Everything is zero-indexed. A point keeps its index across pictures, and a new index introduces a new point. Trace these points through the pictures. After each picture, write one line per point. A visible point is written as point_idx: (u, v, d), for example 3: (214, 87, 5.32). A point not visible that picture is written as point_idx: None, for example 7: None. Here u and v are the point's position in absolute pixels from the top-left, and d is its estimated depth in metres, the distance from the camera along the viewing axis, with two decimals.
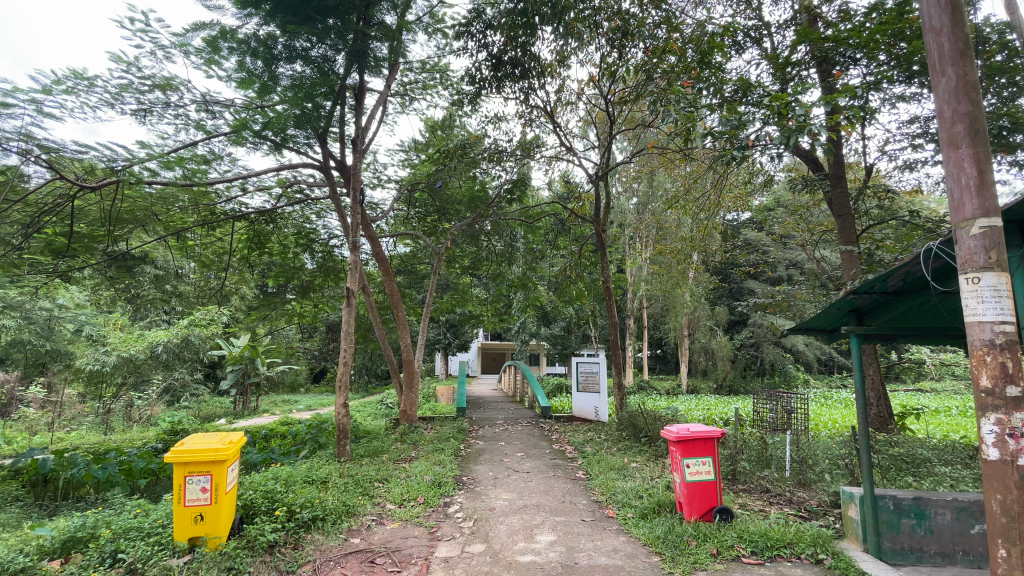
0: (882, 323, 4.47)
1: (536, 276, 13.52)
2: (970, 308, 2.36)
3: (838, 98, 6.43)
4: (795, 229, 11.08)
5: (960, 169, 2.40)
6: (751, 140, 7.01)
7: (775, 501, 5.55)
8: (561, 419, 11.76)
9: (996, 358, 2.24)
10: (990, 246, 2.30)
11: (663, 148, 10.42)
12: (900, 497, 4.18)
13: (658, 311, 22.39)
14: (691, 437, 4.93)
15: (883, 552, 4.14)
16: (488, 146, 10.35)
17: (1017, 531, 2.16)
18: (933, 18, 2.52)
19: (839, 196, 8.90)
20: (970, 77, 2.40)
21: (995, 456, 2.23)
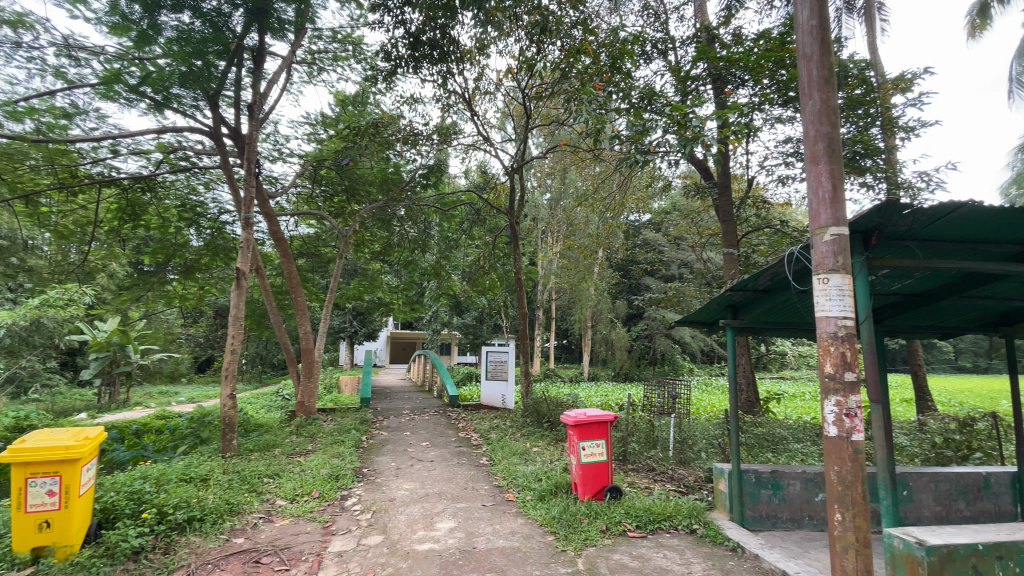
0: (752, 317, 5.05)
1: (449, 265, 13.38)
2: (820, 304, 2.71)
3: (728, 114, 7.06)
4: (688, 232, 12.09)
5: (819, 183, 2.74)
6: (653, 146, 7.52)
7: (660, 479, 6.07)
8: (468, 407, 11.82)
9: (838, 348, 2.61)
10: (838, 251, 2.67)
11: (576, 147, 10.78)
12: (760, 471, 4.74)
13: (565, 303, 23.32)
14: (587, 421, 5.21)
15: (745, 520, 4.68)
16: (403, 127, 10.02)
17: (849, 496, 2.56)
18: (806, 46, 2.84)
19: (725, 203, 9.82)
20: (831, 103, 2.74)
21: (834, 434, 2.61)
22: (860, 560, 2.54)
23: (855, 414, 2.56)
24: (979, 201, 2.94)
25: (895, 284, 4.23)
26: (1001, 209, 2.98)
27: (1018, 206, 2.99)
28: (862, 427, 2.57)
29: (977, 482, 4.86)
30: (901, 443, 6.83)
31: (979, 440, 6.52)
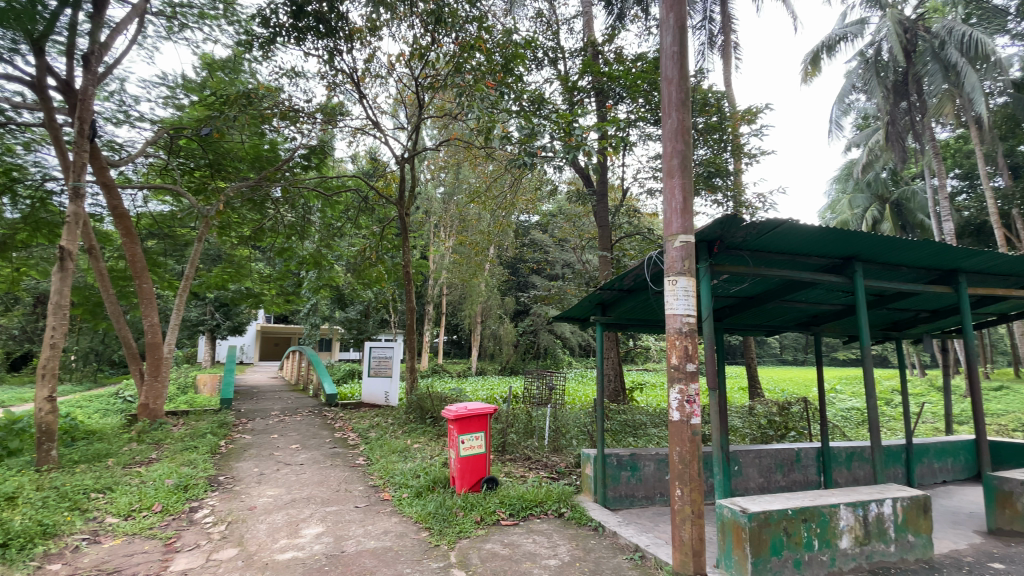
0: (619, 314, 5.50)
1: (332, 254, 12.59)
2: (669, 303, 3.03)
3: (608, 126, 7.58)
4: (571, 234, 12.79)
5: (673, 195, 3.05)
6: (540, 150, 7.82)
7: (534, 467, 6.36)
8: (347, 405, 11.26)
9: (682, 342, 2.93)
10: (685, 257, 3.01)
11: (468, 143, 10.80)
12: (621, 455, 5.18)
13: (455, 298, 23.32)
14: (467, 414, 5.26)
15: (607, 500, 5.08)
16: (282, 102, 9.19)
17: (687, 473, 2.89)
18: (669, 70, 3.14)
19: (603, 209, 10.54)
20: (685, 123, 3.07)
21: (677, 418, 2.93)
22: (695, 529, 2.89)
23: (693, 400, 2.90)
24: (796, 220, 3.49)
25: (734, 288, 4.86)
26: (811, 227, 3.57)
27: (823, 225, 3.61)
28: (699, 412, 2.93)
29: (791, 456, 5.78)
30: (736, 425, 7.93)
31: (793, 420, 7.80)
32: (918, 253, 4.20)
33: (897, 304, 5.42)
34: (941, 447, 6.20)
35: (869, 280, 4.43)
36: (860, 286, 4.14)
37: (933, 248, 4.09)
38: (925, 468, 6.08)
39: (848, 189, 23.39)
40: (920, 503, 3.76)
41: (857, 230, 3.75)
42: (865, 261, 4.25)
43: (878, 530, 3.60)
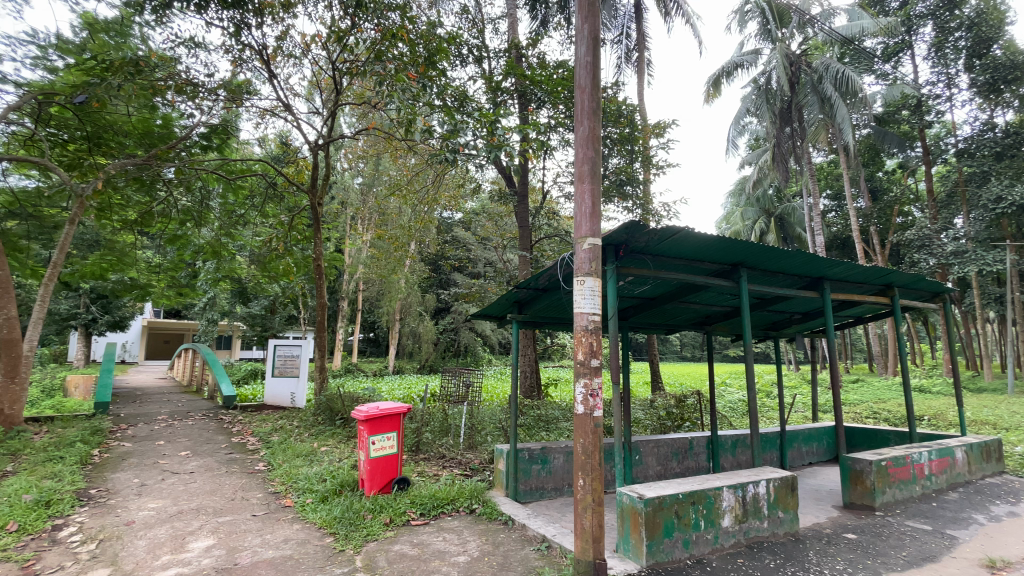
0: (534, 312, 5.64)
1: (233, 244, 11.62)
2: (576, 302, 3.16)
3: (529, 129, 7.74)
4: (492, 233, 12.90)
5: (583, 199, 3.19)
6: (462, 146, 7.79)
7: (448, 465, 6.34)
8: (247, 408, 10.46)
9: (588, 339, 3.08)
10: (593, 259, 3.15)
11: (388, 134, 10.49)
12: (533, 449, 5.33)
13: (372, 295, 22.55)
14: (379, 415, 5.09)
15: (519, 494, 5.19)
16: (178, 73, 8.34)
17: (589, 463, 3.04)
18: (581, 79, 3.27)
19: (523, 209, 10.72)
20: (595, 132, 3.22)
21: (581, 411, 3.07)
22: (595, 516, 3.05)
23: (596, 394, 3.06)
24: (691, 228, 3.80)
25: (638, 290, 5.17)
26: (704, 235, 3.91)
27: (714, 234, 3.96)
28: (601, 405, 3.09)
29: (685, 444, 6.29)
30: (639, 417, 8.47)
31: (688, 412, 8.48)
32: (792, 262, 4.75)
33: (776, 306, 6.09)
34: (809, 433, 7.07)
35: (752, 285, 4.94)
36: (745, 290, 4.60)
37: (804, 258, 4.64)
38: (795, 452, 6.90)
39: (740, 202, 25.81)
40: (789, 483, 4.25)
41: (743, 239, 4.17)
42: (748, 268, 4.73)
43: (754, 508, 4.02)
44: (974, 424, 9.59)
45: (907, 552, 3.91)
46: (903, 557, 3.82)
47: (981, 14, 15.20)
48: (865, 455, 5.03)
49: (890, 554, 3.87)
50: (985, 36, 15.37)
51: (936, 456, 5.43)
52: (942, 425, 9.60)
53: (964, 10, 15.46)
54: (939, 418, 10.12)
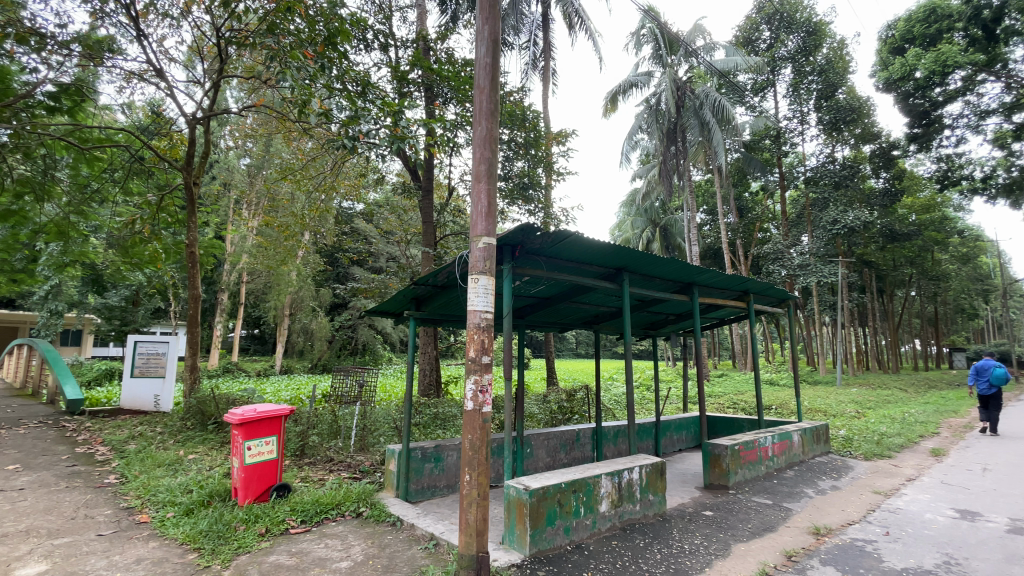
0: (433, 309, 5.58)
1: (85, 223, 9.98)
2: (470, 300, 3.19)
3: (434, 124, 7.64)
4: (394, 227, 12.54)
5: (479, 198, 3.23)
6: (362, 134, 7.48)
7: (335, 468, 6.05)
8: (98, 413, 9.08)
9: (480, 336, 3.12)
10: (487, 258, 3.20)
11: (281, 115, 9.74)
12: (425, 447, 5.29)
13: (259, 288, 20.77)
14: (257, 418, 4.71)
15: (409, 493, 5.11)
16: (20, 20, 7.00)
17: (476, 459, 3.08)
18: (481, 79, 3.31)
19: (427, 205, 10.53)
20: (492, 132, 3.28)
21: (470, 407, 3.10)
22: (479, 510, 3.11)
23: (485, 390, 3.11)
24: (581, 233, 4.02)
25: (534, 289, 5.35)
26: (592, 240, 4.16)
27: (601, 240, 4.23)
28: (490, 401, 3.15)
29: (572, 436, 6.63)
30: (533, 412, 8.77)
31: (578, 406, 8.97)
32: (668, 268, 5.23)
33: (655, 308, 6.66)
34: (679, 422, 7.84)
35: (634, 288, 5.37)
36: (627, 292, 4.98)
37: (677, 265, 5.14)
38: (668, 440, 7.62)
39: (632, 211, 27.75)
40: (659, 468, 4.68)
41: (627, 246, 4.51)
42: (630, 272, 5.12)
43: (629, 493, 4.37)
44: (809, 411, 11.30)
45: (751, 524, 4.51)
46: (748, 528, 4.39)
47: (828, 64, 17.96)
48: (723, 441, 5.69)
49: (738, 527, 4.42)
50: (830, 82, 18.13)
51: (778, 439, 6.31)
52: (786, 413, 11.19)
53: (815, 59, 18.10)
54: (784, 407, 11.76)
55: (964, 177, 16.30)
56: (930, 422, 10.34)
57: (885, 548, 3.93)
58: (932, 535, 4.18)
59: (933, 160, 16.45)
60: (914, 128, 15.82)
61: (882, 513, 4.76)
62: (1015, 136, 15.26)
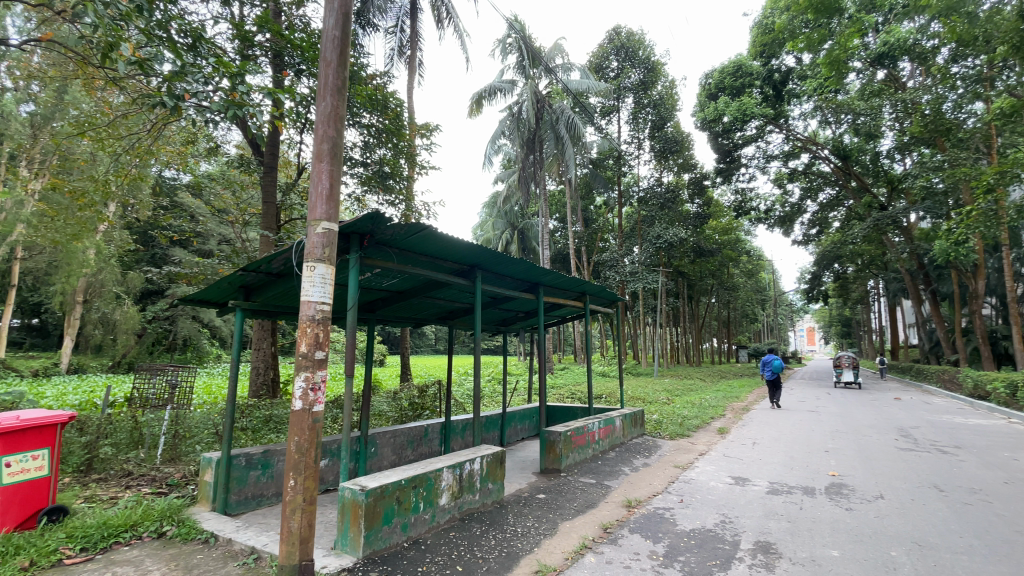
0: (266, 300, 5.11)
1: None
2: (304, 289, 2.96)
3: (281, 95, 6.89)
4: (229, 204, 11.04)
5: (319, 179, 3.01)
6: (188, 94, 6.41)
7: (134, 484, 5.13)
8: None
9: (314, 329, 2.91)
10: (325, 244, 3.01)
11: (79, 57, 7.93)
12: (251, 453, 4.78)
13: (39, 266, 16.69)
14: (21, 428, 3.76)
15: (229, 506, 4.55)
16: None
17: (302, 463, 2.88)
18: (328, 51, 3.10)
19: (270, 184, 9.48)
20: (338, 111, 3.09)
21: (299, 407, 2.87)
22: (305, 516, 2.91)
23: (318, 388, 2.92)
24: (435, 227, 3.99)
25: (385, 282, 5.18)
26: (446, 236, 4.16)
27: (455, 236, 4.27)
28: (322, 400, 2.96)
29: (420, 432, 6.58)
30: (382, 410, 8.49)
31: (428, 402, 8.94)
32: (517, 268, 5.49)
33: (505, 305, 6.95)
34: (522, 413, 8.32)
35: (487, 285, 5.53)
36: (479, 289, 5.10)
37: (525, 265, 5.43)
38: (512, 430, 8.02)
39: (492, 213, 28.58)
40: (498, 458, 4.90)
41: (480, 244, 4.62)
42: (483, 270, 5.26)
43: (468, 484, 4.49)
44: (632, 399, 12.89)
45: (577, 502, 4.98)
46: (574, 507, 4.83)
47: (662, 99, 20.67)
48: (558, 428, 6.19)
49: (565, 506, 4.85)
50: (661, 116, 20.90)
51: (603, 425, 7.08)
52: (614, 402, 12.60)
53: (652, 93, 20.66)
54: (612, 397, 13.24)
55: (752, 208, 20.18)
56: (720, 405, 12.55)
57: (680, 514, 4.66)
58: (713, 500, 5.08)
59: (733, 192, 20.00)
60: (721, 164, 19.17)
61: (680, 484, 5.64)
62: (787, 179, 19.31)
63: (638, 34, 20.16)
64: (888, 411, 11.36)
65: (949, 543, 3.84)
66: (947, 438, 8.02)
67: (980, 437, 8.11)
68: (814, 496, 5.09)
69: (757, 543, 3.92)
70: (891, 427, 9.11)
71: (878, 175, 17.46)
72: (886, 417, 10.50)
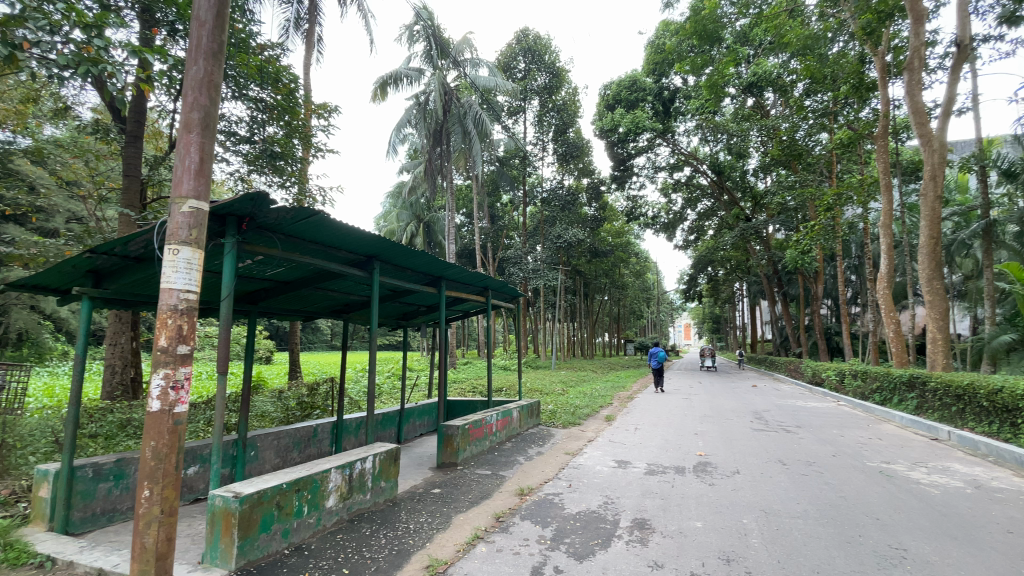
0: (122, 288, 4.47)
1: None
2: (165, 275, 2.64)
3: (150, 55, 6.02)
4: (79, 176, 9.44)
5: (187, 151, 2.70)
6: (25, 41, 5.34)
7: None
8: None
9: (175, 321, 2.61)
10: (192, 225, 2.71)
11: None
12: (101, 463, 4.17)
13: None
14: None
15: (71, 524, 3.93)
16: None
17: (160, 470, 2.56)
18: (201, 9, 2.78)
19: (134, 155, 8.27)
20: (213, 77, 2.80)
21: (156, 408, 2.56)
22: (162, 529, 2.61)
23: (180, 386, 2.63)
24: (327, 213, 3.75)
25: (269, 271, 4.79)
26: (340, 223, 3.94)
27: (351, 224, 4.05)
28: (186, 399, 2.68)
29: (308, 433, 6.20)
30: (266, 410, 7.86)
31: (319, 400, 8.45)
32: (417, 260, 5.37)
33: (405, 298, 6.80)
34: (421, 409, 8.21)
35: (385, 277, 5.34)
36: (376, 281, 4.91)
37: (427, 258, 5.33)
38: (410, 426, 7.89)
39: (396, 203, 27.74)
40: (392, 455, 4.79)
41: (379, 234, 4.45)
42: (381, 261, 5.07)
43: (359, 483, 4.33)
44: (530, 392, 13.32)
45: (471, 494, 5.04)
46: (468, 499, 4.88)
47: (565, 105, 21.62)
48: (456, 422, 6.19)
49: (460, 499, 4.88)
50: (564, 121, 21.82)
51: (500, 417, 7.24)
52: (512, 395, 12.93)
53: (556, 98, 21.47)
54: (510, 390, 13.55)
55: (643, 214, 21.82)
56: (608, 395, 13.46)
57: (568, 498, 4.92)
58: (598, 482, 5.43)
59: (626, 198, 21.46)
60: (617, 171, 20.49)
61: (569, 470, 5.95)
62: (673, 189, 21.16)
63: (544, 39, 20.72)
64: (746, 397, 12.99)
65: (788, 509, 4.49)
66: (791, 419, 9.37)
67: (814, 417, 9.58)
68: (684, 474, 5.66)
69: (635, 520, 4.27)
70: (749, 410, 10.43)
71: (745, 190, 19.83)
72: (745, 402, 11.99)
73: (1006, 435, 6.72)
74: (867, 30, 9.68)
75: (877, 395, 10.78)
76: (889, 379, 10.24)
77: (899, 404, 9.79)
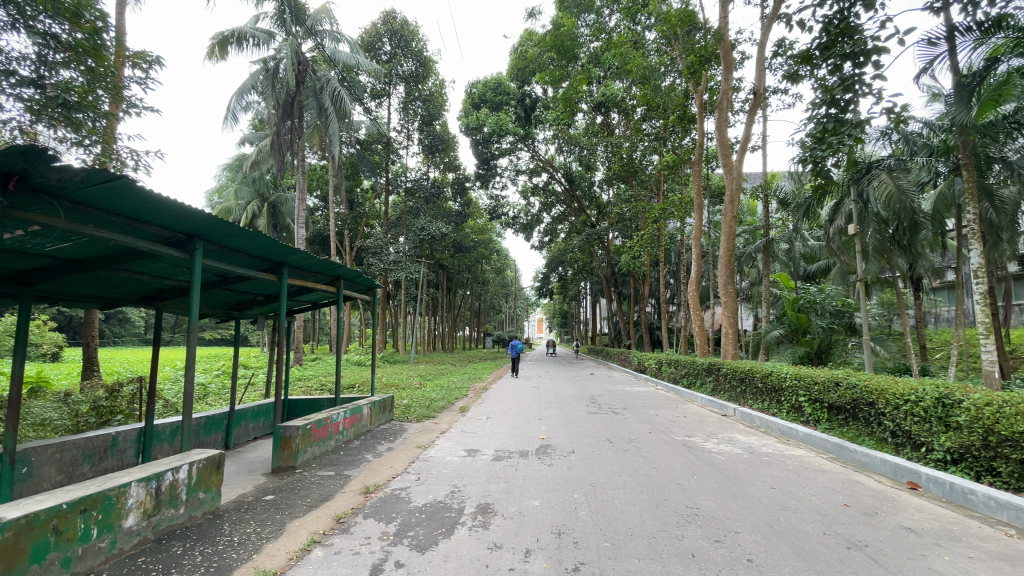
0: None
1: None
2: None
3: None
4: None
5: None
6: None
7: None
8: None
9: None
10: None
11: None
12: None
13: None
14: None
15: None
16: None
17: None
18: None
19: None
20: None
21: None
22: None
23: None
24: (135, 180, 3.16)
25: (49, 245, 3.89)
26: (153, 194, 3.36)
27: (167, 196, 3.48)
28: None
29: (104, 443, 5.16)
30: (46, 416, 6.38)
31: (122, 405, 7.12)
32: (253, 243, 4.82)
33: (237, 285, 6.07)
34: (256, 410, 7.43)
35: (211, 260, 4.69)
36: (200, 263, 4.30)
37: (264, 240, 4.81)
38: (241, 430, 7.07)
39: (237, 177, 24.60)
40: (215, 462, 4.26)
41: (205, 212, 3.89)
42: (206, 241, 4.45)
43: (169, 497, 3.76)
44: (383, 387, 12.91)
45: (310, 497, 4.73)
46: (306, 503, 4.56)
47: (431, 97, 21.32)
48: (295, 422, 5.73)
49: (296, 504, 4.55)
50: (430, 112, 21.55)
51: (347, 414, 6.89)
52: (365, 391, 12.41)
53: (423, 88, 21.10)
54: (361, 385, 12.97)
55: (504, 214, 22.64)
56: (463, 387, 13.71)
57: (415, 491, 4.91)
58: (447, 472, 5.52)
59: (489, 197, 22.04)
60: (481, 169, 20.95)
61: (419, 462, 5.93)
62: (531, 192, 22.32)
63: (412, 25, 20.13)
64: (586, 385, 14.30)
65: (612, 481, 5.09)
66: (619, 403, 10.58)
67: (638, 401, 10.98)
68: (527, 458, 6.05)
69: (479, 506, 4.43)
70: (587, 396, 11.52)
71: (593, 198, 21.78)
72: (584, 389, 13.23)
73: (771, 410, 8.48)
74: (691, 70, 11.40)
75: (685, 380, 12.76)
76: (694, 366, 12.20)
77: (701, 387, 11.73)
